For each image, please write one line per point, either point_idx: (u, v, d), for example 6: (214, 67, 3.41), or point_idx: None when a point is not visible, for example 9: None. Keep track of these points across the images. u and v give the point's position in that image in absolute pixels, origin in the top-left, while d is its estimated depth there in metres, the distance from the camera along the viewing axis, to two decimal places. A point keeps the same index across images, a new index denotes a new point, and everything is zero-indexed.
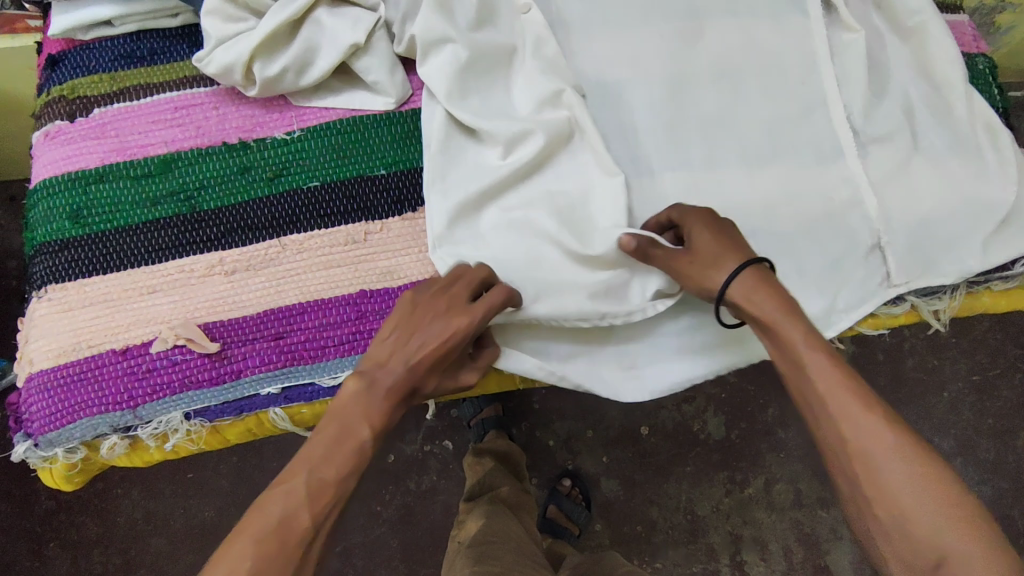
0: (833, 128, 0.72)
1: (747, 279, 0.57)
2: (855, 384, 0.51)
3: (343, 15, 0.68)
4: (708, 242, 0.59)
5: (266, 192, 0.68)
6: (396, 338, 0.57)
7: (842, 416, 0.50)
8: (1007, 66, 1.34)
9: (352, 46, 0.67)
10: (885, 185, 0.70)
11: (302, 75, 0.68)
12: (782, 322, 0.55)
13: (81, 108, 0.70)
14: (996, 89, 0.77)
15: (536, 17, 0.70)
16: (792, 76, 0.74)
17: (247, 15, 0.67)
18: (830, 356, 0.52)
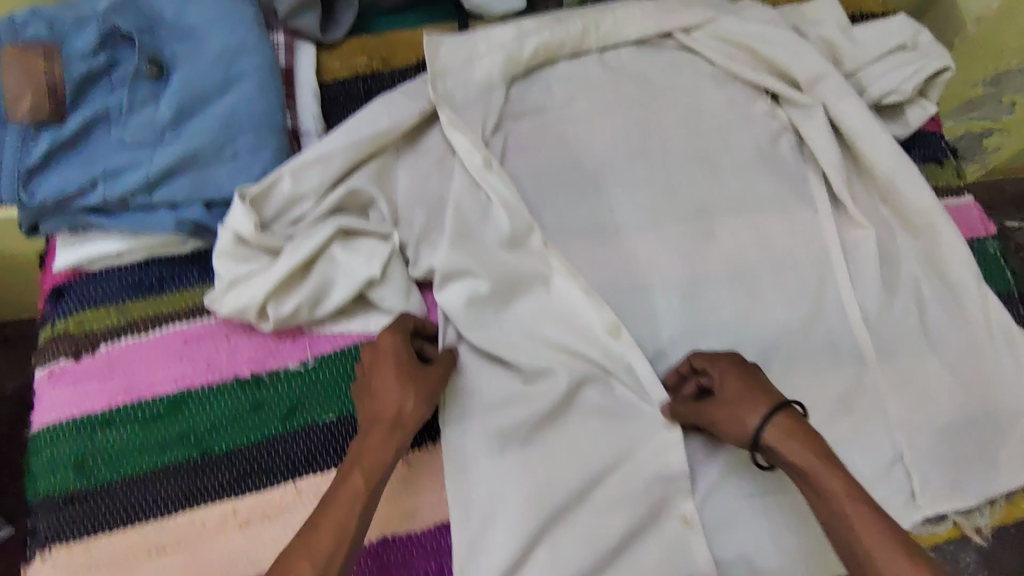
0: (851, 329, 0.71)
1: (779, 425, 0.59)
2: (893, 530, 0.55)
3: (358, 248, 0.67)
4: (745, 393, 0.60)
5: (281, 430, 0.66)
6: (373, 380, 0.62)
7: (857, 517, 0.55)
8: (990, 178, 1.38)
9: (368, 280, 0.66)
10: (906, 390, 0.69)
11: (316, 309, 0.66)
12: (813, 468, 0.57)
13: (87, 345, 0.68)
14: (1008, 274, 0.76)
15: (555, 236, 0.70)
16: (808, 274, 0.72)
17: (260, 254, 0.66)
18: (868, 504, 0.56)
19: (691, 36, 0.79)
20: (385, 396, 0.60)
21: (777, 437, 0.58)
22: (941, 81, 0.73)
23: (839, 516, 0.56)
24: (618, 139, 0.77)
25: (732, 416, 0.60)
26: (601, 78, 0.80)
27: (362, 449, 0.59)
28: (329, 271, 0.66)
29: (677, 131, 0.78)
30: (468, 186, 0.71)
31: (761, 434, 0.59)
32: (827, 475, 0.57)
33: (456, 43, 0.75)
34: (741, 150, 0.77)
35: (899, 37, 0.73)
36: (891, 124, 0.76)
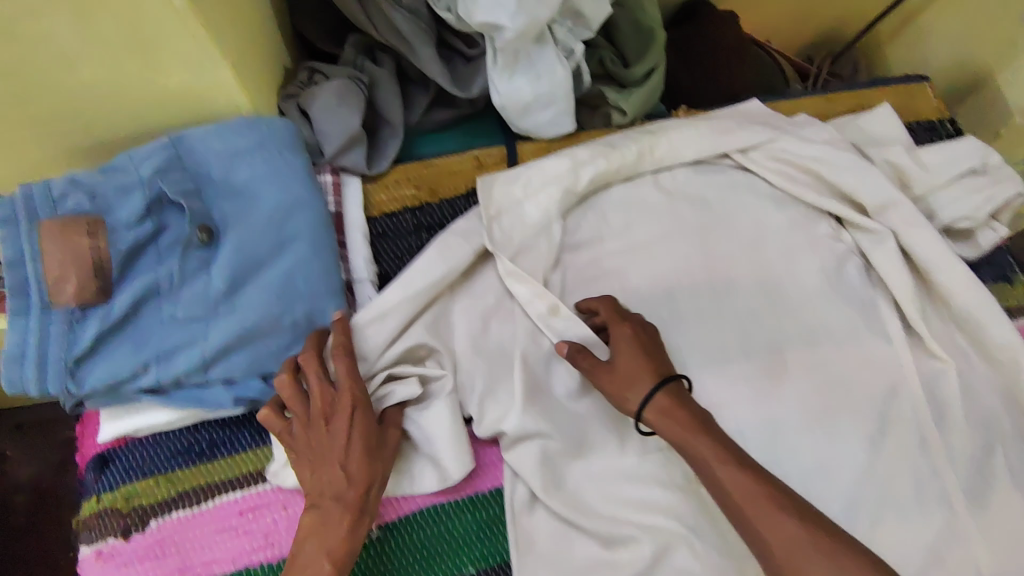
0: (936, 470, 0.68)
1: (658, 400, 0.60)
2: (764, 488, 0.55)
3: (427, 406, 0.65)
4: (631, 359, 0.62)
5: None
6: (297, 459, 0.58)
7: (727, 477, 0.56)
8: None
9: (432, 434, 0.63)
10: (995, 535, 0.66)
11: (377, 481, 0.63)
12: (690, 443, 0.59)
13: (137, 520, 0.63)
14: None
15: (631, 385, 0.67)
16: (886, 411, 0.70)
17: None
18: (739, 466, 0.57)
19: (749, 156, 0.77)
20: (329, 449, 0.57)
21: (667, 403, 0.60)
22: (1014, 205, 0.71)
23: (723, 478, 0.57)
24: (681, 268, 0.74)
25: (624, 380, 0.62)
26: (658, 202, 0.77)
27: (325, 512, 0.55)
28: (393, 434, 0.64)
29: (739, 257, 0.75)
30: (531, 334, 0.69)
31: (642, 413, 0.61)
32: (711, 450, 0.58)
33: (509, 182, 0.73)
34: (808, 276, 0.74)
35: (969, 160, 0.72)
36: (960, 247, 0.74)
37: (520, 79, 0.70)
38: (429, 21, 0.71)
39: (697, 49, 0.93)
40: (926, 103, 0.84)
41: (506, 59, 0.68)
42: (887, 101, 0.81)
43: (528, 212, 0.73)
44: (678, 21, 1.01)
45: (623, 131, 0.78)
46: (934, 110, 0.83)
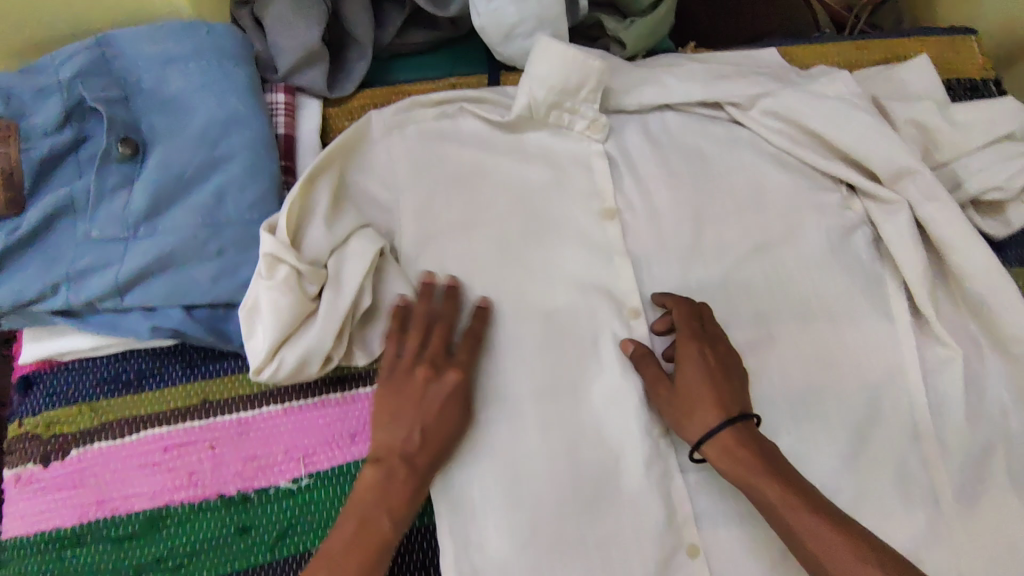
0: (923, 466, 0.62)
1: (718, 441, 0.58)
2: (769, 468, 0.56)
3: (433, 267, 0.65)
4: (698, 385, 0.59)
5: (267, 559, 0.59)
6: (394, 419, 0.58)
7: (810, 531, 0.53)
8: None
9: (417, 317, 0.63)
10: (981, 542, 0.60)
11: (319, 364, 0.56)
12: (746, 466, 0.56)
13: (58, 448, 0.61)
14: None
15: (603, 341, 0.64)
16: (880, 400, 0.63)
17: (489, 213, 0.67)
18: (767, 467, 0.56)
19: (745, 114, 0.69)
20: (397, 390, 0.59)
21: (729, 439, 0.57)
22: None
23: (804, 535, 0.54)
24: (666, 227, 0.68)
25: (677, 407, 0.60)
26: (646, 155, 0.69)
27: (387, 484, 0.56)
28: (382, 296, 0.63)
29: (732, 220, 0.68)
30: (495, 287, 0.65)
31: (703, 445, 0.58)
32: (786, 502, 0.55)
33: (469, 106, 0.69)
34: (809, 247, 0.67)
35: (1012, 119, 0.63)
36: (984, 223, 0.65)
37: None
38: None
39: None
40: (969, 62, 0.74)
41: None
42: (924, 51, 0.72)
43: (485, 135, 0.69)
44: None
45: (621, 62, 0.70)
46: (977, 69, 0.74)
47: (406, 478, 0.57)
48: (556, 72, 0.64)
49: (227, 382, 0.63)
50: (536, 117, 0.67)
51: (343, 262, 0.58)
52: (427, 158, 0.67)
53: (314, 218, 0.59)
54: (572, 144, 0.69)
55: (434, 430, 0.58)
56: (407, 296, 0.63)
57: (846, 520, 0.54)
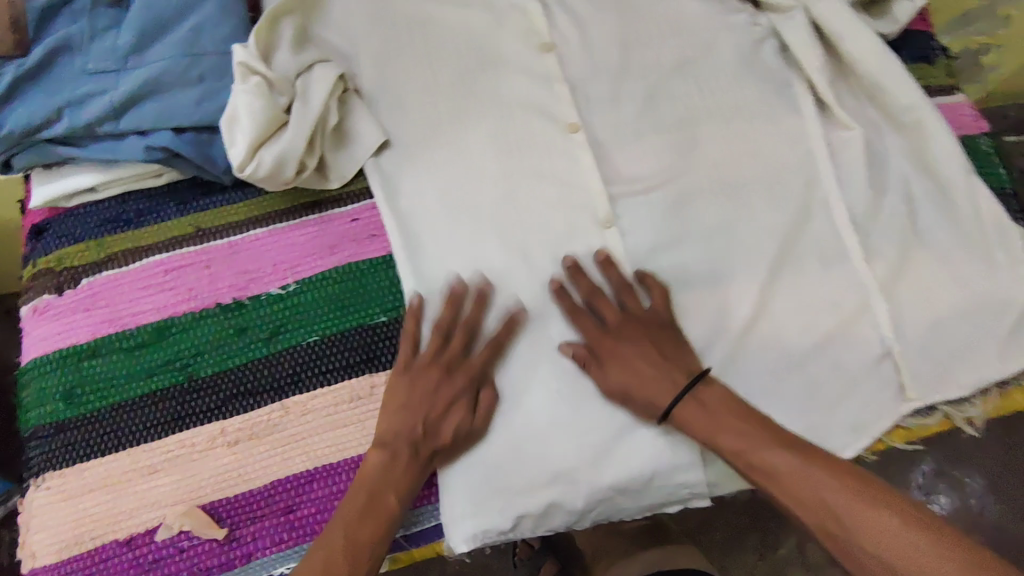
0: (836, 228, 0.70)
1: (701, 414, 0.61)
2: (743, 409, 0.61)
3: (391, 102, 0.73)
4: (653, 321, 0.65)
5: (264, 353, 0.66)
6: (404, 411, 0.62)
7: (780, 468, 0.58)
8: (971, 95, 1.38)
9: (383, 141, 0.71)
10: (895, 287, 0.67)
11: (295, 170, 0.64)
12: (728, 417, 0.61)
13: (69, 280, 0.68)
14: (1002, 170, 0.74)
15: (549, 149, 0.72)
16: (795, 178, 0.71)
17: (440, 52, 0.75)
18: (783, 453, 0.59)
19: None
20: (410, 381, 0.63)
21: (706, 394, 0.62)
22: None
23: (776, 470, 0.58)
24: (597, 52, 0.76)
25: (637, 334, 0.64)
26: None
27: (393, 467, 0.60)
28: (348, 122, 0.71)
29: (655, 42, 0.76)
30: (448, 113, 0.73)
31: (672, 409, 0.62)
32: (769, 459, 0.59)
33: None
34: (724, 59, 0.76)
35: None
36: (875, 22, 0.74)
37: None
38: None
39: None
40: None
41: None
42: None
43: None
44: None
45: None
46: None
47: (405, 462, 0.60)
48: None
49: (217, 213, 0.71)
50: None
51: (309, 83, 0.66)
52: (381, 13, 0.76)
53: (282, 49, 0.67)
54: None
55: (448, 430, 0.61)
56: (393, 182, 0.71)
57: (802, 444, 0.60)
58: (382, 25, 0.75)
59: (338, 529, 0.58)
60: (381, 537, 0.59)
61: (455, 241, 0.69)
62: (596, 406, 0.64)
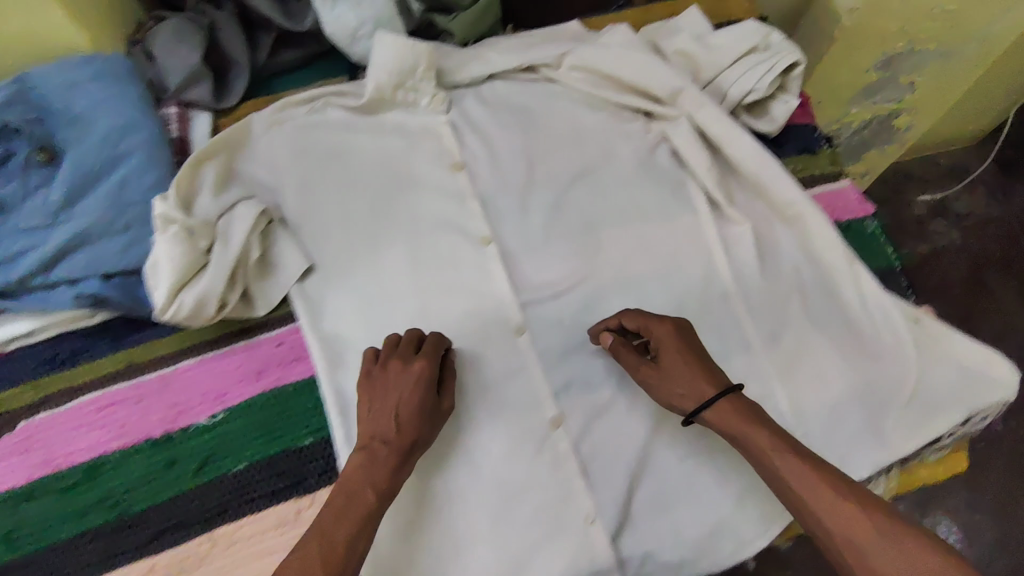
0: (736, 321, 0.74)
1: (715, 412, 0.65)
2: (771, 419, 0.64)
3: (311, 227, 0.78)
4: (673, 347, 0.67)
5: (194, 484, 0.69)
6: (376, 411, 0.63)
7: (784, 464, 0.61)
8: (889, 152, 1.47)
9: (306, 266, 0.76)
10: (792, 375, 0.71)
11: (216, 306, 0.68)
12: (735, 424, 0.64)
13: (4, 423, 0.71)
14: (888, 248, 0.81)
15: (465, 263, 0.77)
16: (694, 275, 0.76)
17: (359, 178, 0.80)
18: (800, 459, 0.62)
19: (555, 71, 0.85)
20: (378, 388, 0.64)
21: (732, 404, 0.65)
22: (795, 75, 0.79)
23: (782, 464, 0.62)
24: (504, 167, 0.82)
25: (682, 357, 0.67)
26: (483, 116, 0.84)
27: (373, 465, 0.61)
28: (272, 252, 0.75)
29: (559, 153, 0.83)
30: (368, 236, 0.78)
31: (699, 412, 0.65)
32: (791, 467, 0.61)
33: (335, 99, 0.84)
34: (622, 166, 0.82)
35: (754, 36, 0.79)
36: (756, 122, 0.81)
37: (341, 7, 0.81)
38: None
39: None
40: (736, 6, 0.92)
41: None
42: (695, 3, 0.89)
43: (350, 120, 0.83)
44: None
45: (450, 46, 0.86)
46: (743, 11, 0.91)
47: (387, 468, 0.61)
48: (392, 58, 0.79)
49: (150, 346, 0.74)
50: (386, 98, 0.82)
51: (230, 223, 0.71)
52: (303, 145, 0.81)
53: (204, 192, 0.72)
54: (422, 117, 0.84)
55: (418, 433, 0.63)
56: (315, 305, 0.75)
57: (827, 466, 0.62)
58: (304, 156, 0.81)
59: (319, 539, 0.57)
60: (351, 553, 0.57)
61: None
62: (516, 517, 0.67)
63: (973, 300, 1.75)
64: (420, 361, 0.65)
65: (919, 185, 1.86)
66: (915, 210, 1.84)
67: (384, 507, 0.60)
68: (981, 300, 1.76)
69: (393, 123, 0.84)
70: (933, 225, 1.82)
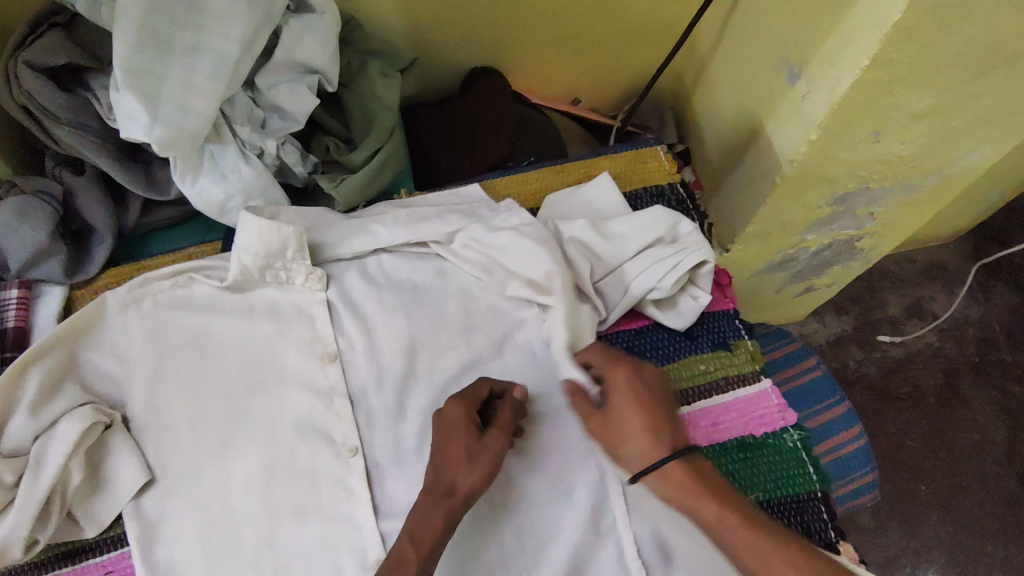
0: (624, 562, 0.67)
1: (669, 468, 0.60)
2: (716, 480, 0.60)
3: (156, 431, 0.70)
4: (628, 411, 0.62)
5: None
6: (438, 456, 0.62)
7: (737, 542, 0.56)
8: (854, 269, 1.39)
9: (144, 481, 0.67)
10: None
11: (23, 549, 0.61)
12: (688, 487, 0.59)
13: None
14: (808, 471, 0.70)
15: (327, 476, 0.69)
16: (580, 502, 0.68)
17: (218, 372, 0.72)
18: (752, 527, 0.56)
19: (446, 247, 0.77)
20: (455, 432, 0.63)
21: (675, 466, 0.60)
22: (701, 274, 0.73)
23: (729, 537, 0.57)
24: (382, 358, 0.73)
25: (619, 434, 0.62)
26: (363, 295, 0.76)
27: (427, 521, 0.59)
28: (105, 465, 0.67)
29: (443, 341, 0.74)
30: (220, 442, 0.70)
31: (644, 473, 0.60)
32: (732, 529, 0.57)
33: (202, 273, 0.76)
34: (513, 362, 0.74)
35: (659, 224, 0.74)
36: (664, 315, 0.74)
37: (205, 180, 0.73)
38: (102, 134, 0.73)
39: (460, 127, 0.98)
40: (656, 171, 0.84)
41: (186, 162, 0.72)
42: (605, 171, 0.83)
43: (218, 300, 0.75)
44: (463, 94, 1.04)
45: (335, 216, 0.79)
46: (663, 176, 0.84)
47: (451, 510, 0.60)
48: (257, 240, 0.72)
49: None
50: (253, 278, 0.74)
51: (48, 446, 0.63)
52: (159, 330, 0.73)
53: (25, 406, 0.65)
54: (296, 295, 0.75)
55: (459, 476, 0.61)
56: (150, 528, 0.67)
57: (784, 530, 0.57)
58: (158, 342, 0.73)
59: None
60: None
61: None
62: None
63: (950, 410, 1.65)
64: (452, 404, 0.64)
65: (892, 283, 1.78)
66: (889, 309, 1.75)
67: (435, 552, 0.59)
68: (958, 410, 1.65)
69: (264, 304, 0.76)
70: (908, 326, 1.73)
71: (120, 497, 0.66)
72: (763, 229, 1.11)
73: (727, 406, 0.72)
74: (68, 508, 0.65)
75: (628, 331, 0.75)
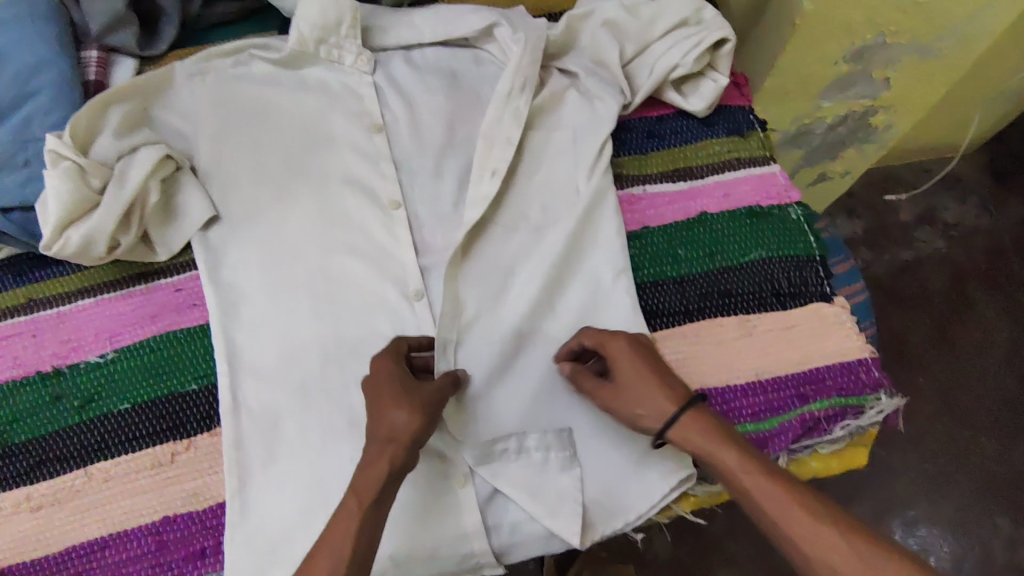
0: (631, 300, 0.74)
1: (684, 424, 0.63)
2: (732, 436, 0.62)
3: (219, 177, 0.77)
4: (642, 373, 0.65)
5: (75, 420, 0.70)
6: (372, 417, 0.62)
7: (755, 485, 0.59)
8: (869, 154, 1.43)
9: (209, 216, 0.75)
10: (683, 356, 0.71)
11: (105, 246, 0.70)
12: (705, 447, 0.62)
13: None
14: (808, 237, 0.76)
15: (371, 221, 0.77)
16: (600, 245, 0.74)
17: (272, 134, 0.79)
18: (767, 476, 0.59)
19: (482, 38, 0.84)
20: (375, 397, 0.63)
21: (691, 421, 0.63)
22: (720, 54, 0.79)
23: (747, 479, 0.60)
24: (423, 130, 0.81)
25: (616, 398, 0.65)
26: (408, 78, 0.83)
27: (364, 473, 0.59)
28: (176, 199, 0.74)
29: (478, 120, 0.82)
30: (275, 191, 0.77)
31: (665, 434, 0.63)
32: (755, 479, 0.60)
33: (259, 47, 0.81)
34: None
35: (680, 15, 0.79)
36: (686, 101, 0.80)
37: None
38: None
39: None
40: None
41: None
42: None
43: (276, 74, 0.82)
44: None
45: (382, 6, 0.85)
46: None
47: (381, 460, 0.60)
48: (315, 11, 0.78)
49: (52, 283, 0.75)
50: (309, 52, 0.81)
51: (129, 167, 0.71)
52: (220, 96, 0.80)
53: (108, 132, 0.73)
54: (346, 74, 0.82)
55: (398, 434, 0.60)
56: (213, 257, 0.74)
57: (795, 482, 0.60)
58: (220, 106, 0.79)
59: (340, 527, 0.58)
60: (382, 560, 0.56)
61: (268, 314, 0.72)
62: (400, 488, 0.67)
63: (954, 311, 1.70)
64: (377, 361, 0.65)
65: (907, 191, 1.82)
66: (901, 215, 1.80)
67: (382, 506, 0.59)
68: (963, 312, 1.70)
69: (317, 79, 0.82)
70: (918, 232, 1.78)
71: (189, 228, 0.74)
72: (781, 84, 1.17)
73: (738, 181, 0.79)
74: (144, 228, 0.73)
75: (649, 118, 0.81)
